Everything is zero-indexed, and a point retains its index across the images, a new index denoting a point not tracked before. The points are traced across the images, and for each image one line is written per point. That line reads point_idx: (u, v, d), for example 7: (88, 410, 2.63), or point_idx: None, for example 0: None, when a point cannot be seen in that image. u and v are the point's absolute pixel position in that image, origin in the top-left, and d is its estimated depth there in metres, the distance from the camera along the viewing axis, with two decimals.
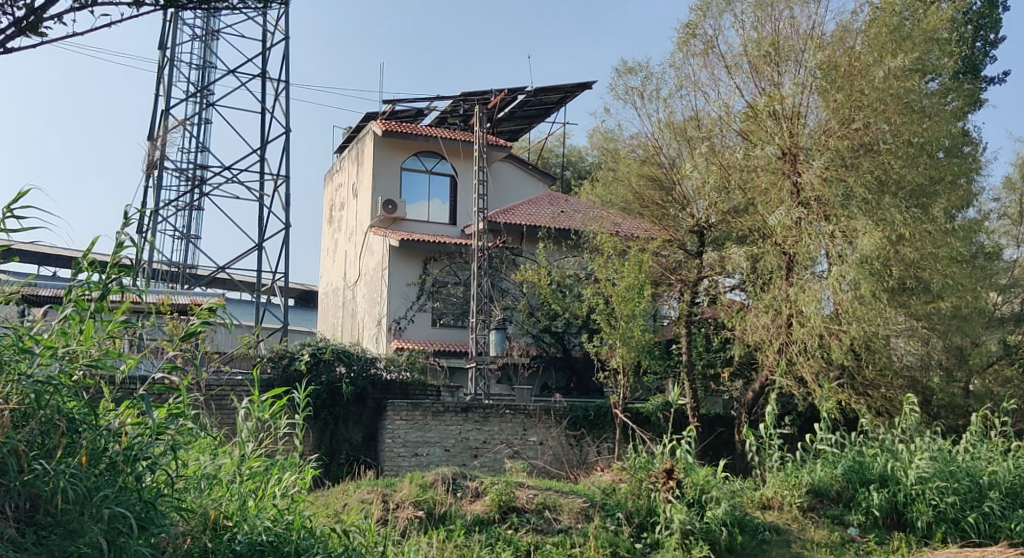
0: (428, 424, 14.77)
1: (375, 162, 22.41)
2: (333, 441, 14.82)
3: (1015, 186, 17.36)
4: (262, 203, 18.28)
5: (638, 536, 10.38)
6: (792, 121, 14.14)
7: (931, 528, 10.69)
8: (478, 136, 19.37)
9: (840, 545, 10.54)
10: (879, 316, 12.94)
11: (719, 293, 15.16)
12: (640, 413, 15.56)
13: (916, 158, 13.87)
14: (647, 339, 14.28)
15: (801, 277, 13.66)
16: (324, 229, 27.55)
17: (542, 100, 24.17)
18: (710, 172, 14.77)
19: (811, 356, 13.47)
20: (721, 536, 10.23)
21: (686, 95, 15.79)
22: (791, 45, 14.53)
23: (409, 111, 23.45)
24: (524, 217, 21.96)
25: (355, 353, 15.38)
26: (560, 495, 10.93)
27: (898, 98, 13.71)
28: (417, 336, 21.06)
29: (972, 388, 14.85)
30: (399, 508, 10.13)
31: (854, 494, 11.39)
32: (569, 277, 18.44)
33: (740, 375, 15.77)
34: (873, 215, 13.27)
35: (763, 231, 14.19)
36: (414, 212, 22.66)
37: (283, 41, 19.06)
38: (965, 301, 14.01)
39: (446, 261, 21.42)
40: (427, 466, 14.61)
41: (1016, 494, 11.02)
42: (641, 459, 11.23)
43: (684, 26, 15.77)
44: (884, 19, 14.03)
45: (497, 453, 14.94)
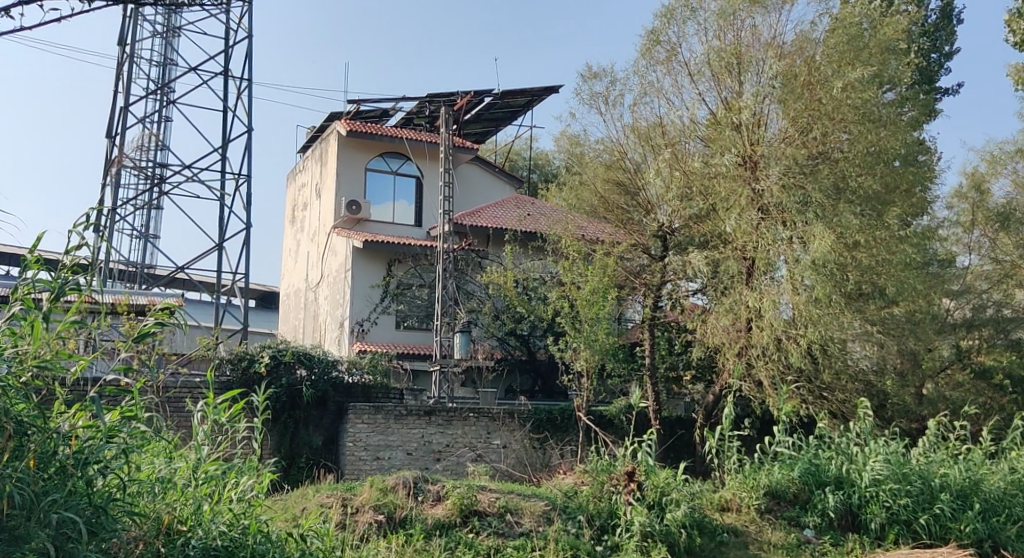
0: (390, 428, 14.73)
1: (340, 162, 22.32)
2: (292, 446, 14.68)
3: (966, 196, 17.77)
4: (223, 202, 18.07)
5: (598, 539, 10.42)
6: (753, 129, 14.38)
7: (884, 530, 10.85)
8: (444, 137, 19.31)
9: (796, 547, 10.69)
10: (834, 321, 13.17)
11: (681, 297, 15.34)
12: (603, 416, 15.71)
13: (871, 167, 14.07)
14: (610, 342, 14.28)
15: (761, 282, 13.85)
16: (286, 230, 27.37)
17: (509, 104, 24.26)
18: (674, 178, 14.97)
19: (769, 360, 13.71)
20: (680, 538, 10.34)
21: (650, 102, 15.93)
22: (752, 55, 14.78)
23: (374, 111, 23.40)
24: (490, 220, 22.10)
25: (315, 356, 15.29)
26: (521, 498, 10.96)
27: (856, 108, 13.88)
28: (380, 339, 21.00)
29: (925, 392, 15.05)
30: (359, 512, 10.09)
31: (810, 496, 11.55)
32: (535, 279, 18.52)
33: (701, 378, 15.78)
34: (830, 221, 13.49)
35: (724, 237, 14.40)
36: (378, 214, 22.56)
37: (245, 39, 18.92)
38: (919, 307, 14.20)
39: (410, 263, 21.36)
40: (388, 470, 14.55)
41: (967, 496, 11.20)
42: (603, 462, 11.30)
43: (649, 34, 15.88)
44: (844, 29, 14.33)
45: (459, 457, 14.95)
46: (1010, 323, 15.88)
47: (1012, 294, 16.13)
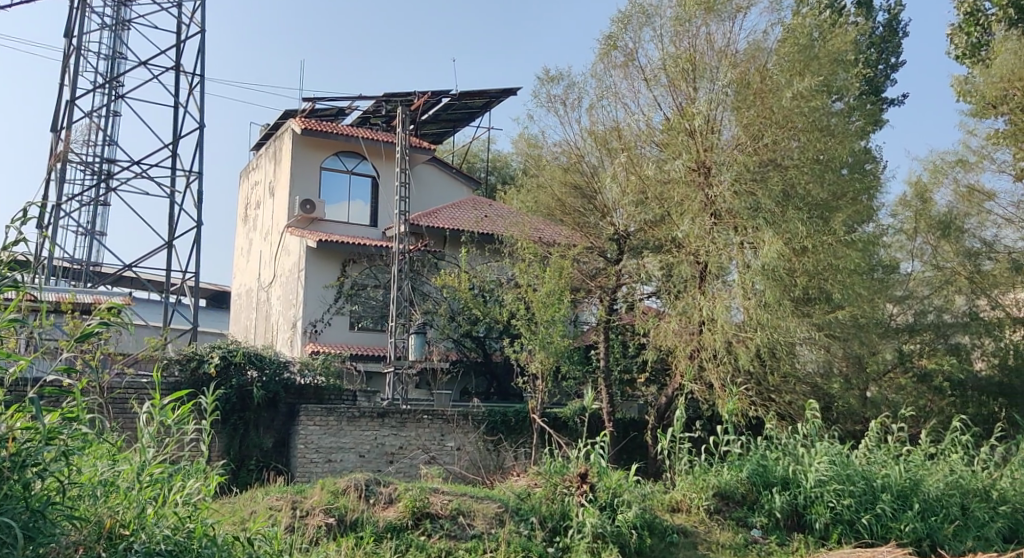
0: (343, 430, 14.65)
1: (294, 161, 22.14)
2: (242, 448, 14.53)
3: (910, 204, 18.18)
4: (173, 199, 17.83)
5: (550, 540, 10.47)
6: (706, 136, 14.53)
7: (828, 530, 11.06)
8: (400, 137, 19.22)
9: (744, 547, 10.87)
10: (782, 325, 13.42)
11: (636, 300, 15.46)
12: (557, 419, 15.81)
13: (820, 174, 14.29)
14: (565, 344, 14.29)
15: (713, 286, 14.10)
16: (238, 229, 27.08)
17: (467, 104, 24.19)
18: (629, 183, 15.11)
19: (720, 363, 13.93)
20: (631, 539, 10.45)
21: (607, 106, 16.05)
22: (706, 62, 14.95)
23: (330, 110, 23.30)
24: (446, 221, 22.10)
25: (267, 357, 15.14)
26: (474, 500, 10.95)
27: (805, 117, 14.20)
28: (334, 340, 20.90)
29: (869, 395, 15.25)
30: (310, 515, 10.05)
31: (757, 497, 11.73)
32: (491, 282, 18.57)
33: (654, 381, 15.98)
34: (779, 227, 13.77)
35: (677, 241, 14.58)
36: (333, 214, 22.42)
37: (198, 34, 18.71)
38: (863, 312, 14.22)
39: (365, 264, 21.26)
40: (340, 472, 14.48)
41: (907, 496, 11.36)
42: (556, 463, 11.38)
43: (606, 38, 16.03)
44: (795, 40, 14.64)
45: (413, 459, 14.95)
46: (950, 327, 16.18)
47: (952, 300, 16.50)
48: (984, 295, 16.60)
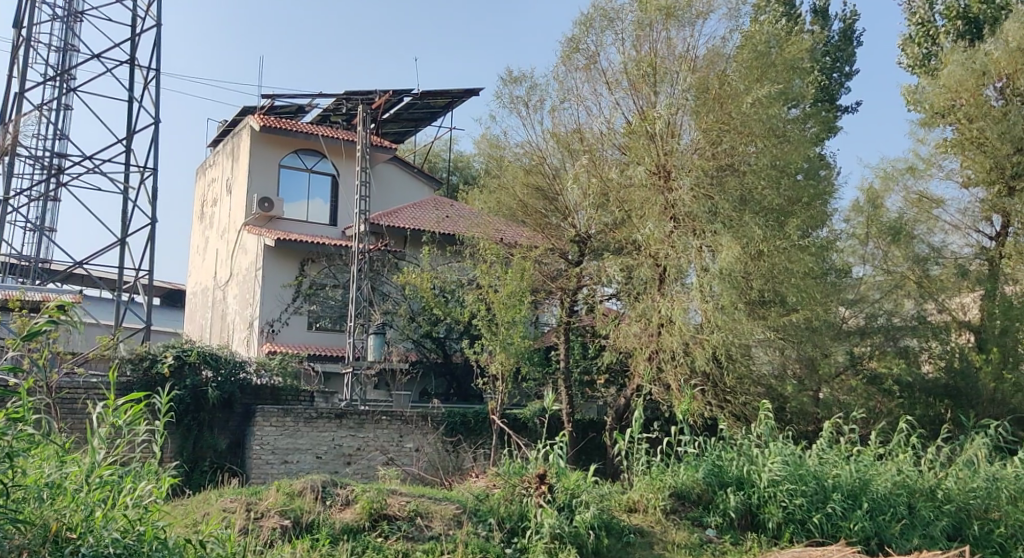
0: (300, 431, 14.55)
1: (253, 158, 21.92)
2: (195, 450, 14.36)
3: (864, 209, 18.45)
4: (126, 195, 17.57)
5: (508, 541, 10.50)
6: (667, 140, 14.59)
7: (780, 529, 11.23)
8: (360, 136, 19.01)
9: (699, 546, 10.98)
10: (738, 328, 13.58)
11: (596, 302, 15.49)
12: (517, 420, 15.83)
13: (776, 180, 14.46)
14: (526, 346, 14.32)
15: (672, 288, 14.18)
16: (194, 225, 26.77)
17: (429, 103, 24.15)
18: (591, 185, 15.17)
19: (678, 364, 14.06)
20: (589, 540, 10.47)
21: (569, 108, 16.13)
22: (667, 66, 15.02)
23: (289, 108, 23.08)
24: (408, 221, 22.06)
25: (223, 357, 14.97)
26: (431, 501, 10.92)
27: (763, 124, 14.39)
28: (291, 340, 20.73)
29: (821, 396, 15.49)
30: (265, 517, 9.99)
31: (712, 497, 11.84)
32: (452, 283, 18.62)
33: (614, 382, 16.08)
34: (736, 231, 13.93)
35: (637, 244, 14.70)
36: (292, 212, 22.25)
37: (153, 28, 18.46)
38: (817, 314, 14.55)
39: (324, 263, 21.13)
40: (296, 474, 14.39)
41: (857, 496, 11.46)
42: (515, 465, 11.43)
43: (568, 41, 16.09)
44: (753, 46, 14.86)
45: (370, 461, 14.91)
46: (900, 330, 16.43)
47: (900, 304, 16.85)
48: (931, 299, 16.88)
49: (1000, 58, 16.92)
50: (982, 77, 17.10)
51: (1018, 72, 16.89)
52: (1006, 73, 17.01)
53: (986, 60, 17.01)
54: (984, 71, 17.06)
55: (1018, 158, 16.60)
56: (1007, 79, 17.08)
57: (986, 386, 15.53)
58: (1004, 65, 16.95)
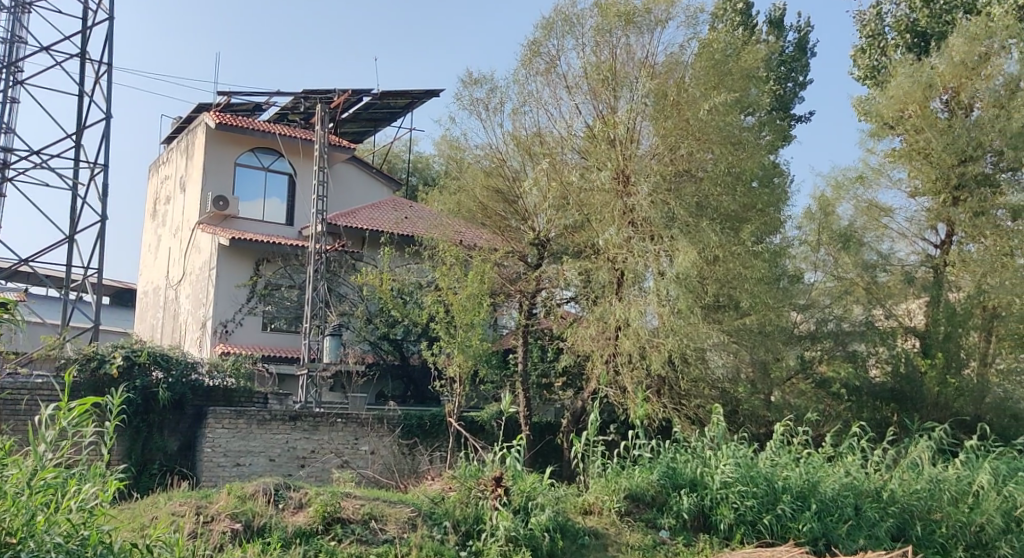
0: (252, 433, 14.40)
1: (207, 156, 21.63)
2: (144, 452, 14.14)
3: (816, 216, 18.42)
4: (75, 192, 17.24)
5: (463, 544, 10.48)
6: (626, 145, 14.73)
7: (732, 531, 11.35)
8: (319, 136, 18.84)
9: (652, 548, 11.06)
10: (694, 332, 13.68)
11: (555, 304, 15.57)
12: (474, 422, 15.83)
13: (732, 187, 14.76)
14: (484, 348, 14.28)
15: (629, 292, 14.27)
16: (145, 224, 26.36)
17: (388, 104, 24.08)
18: (551, 188, 15.21)
19: (635, 367, 14.16)
20: (543, 542, 10.49)
21: (529, 111, 16.15)
22: (626, 72, 15.21)
23: (246, 105, 22.84)
24: (365, 221, 21.92)
25: (174, 358, 14.75)
26: (386, 504, 10.85)
27: (719, 131, 14.58)
28: (245, 341, 20.49)
29: (772, 399, 15.69)
30: (215, 520, 9.86)
31: (666, 499, 11.92)
32: (411, 285, 18.59)
33: (571, 384, 16.12)
34: (693, 237, 14.05)
35: (596, 247, 14.79)
36: (247, 211, 22.01)
37: (105, 21, 18.16)
38: (769, 319, 14.81)
39: (279, 263, 20.85)
40: (248, 477, 14.22)
41: (806, 497, 11.61)
42: (471, 467, 11.40)
43: (529, 44, 16.13)
44: (710, 54, 15.05)
45: (325, 463, 14.76)
46: (849, 335, 16.52)
47: (849, 309, 16.81)
48: (878, 305, 17.17)
49: (944, 72, 17.48)
50: (929, 90, 17.53)
51: (963, 85, 17.39)
52: (950, 86, 17.54)
53: (931, 74, 17.52)
54: (930, 83, 17.51)
55: (961, 169, 17.00)
56: (952, 92, 17.61)
57: (930, 391, 16.01)
58: (948, 78, 17.49)
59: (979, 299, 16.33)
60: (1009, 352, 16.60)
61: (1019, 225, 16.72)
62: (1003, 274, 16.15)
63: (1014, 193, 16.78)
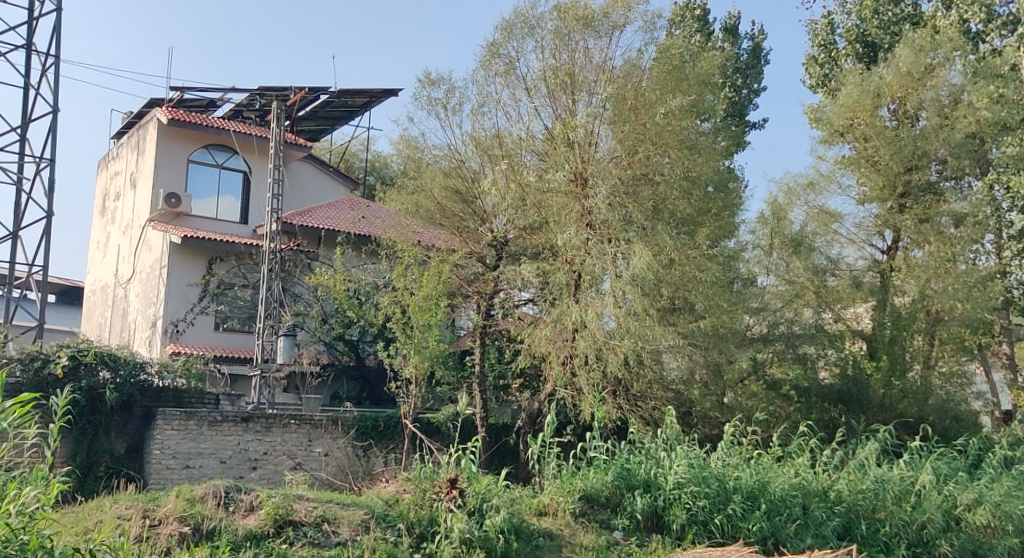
0: (202, 435, 14.18)
1: (159, 152, 21.26)
2: (90, 454, 13.83)
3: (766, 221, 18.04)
4: (20, 187, 16.86)
5: (417, 547, 10.42)
6: (584, 148, 14.75)
7: (684, 530, 11.44)
8: (275, 133, 18.63)
9: (605, 548, 11.09)
10: (649, 333, 13.85)
11: (512, 306, 15.57)
12: (430, 424, 15.78)
13: (687, 192, 14.94)
14: (440, 349, 14.17)
15: (586, 295, 14.30)
16: (94, 221, 25.86)
17: (346, 103, 23.94)
18: (509, 190, 15.16)
19: (591, 369, 14.17)
20: (498, 544, 10.44)
21: (488, 113, 16.12)
22: (584, 76, 15.26)
23: (199, 101, 22.52)
24: (321, 221, 21.70)
25: (122, 358, 14.48)
26: (339, 507, 10.74)
27: (676, 136, 14.77)
28: (196, 341, 20.20)
29: (725, 401, 15.86)
30: (163, 524, 9.69)
31: (621, 500, 11.96)
32: (367, 285, 18.45)
33: (528, 386, 16.11)
34: (649, 241, 14.18)
35: (554, 249, 14.82)
36: (200, 209, 21.72)
37: (52, 13, 17.80)
38: (722, 322, 14.86)
39: (233, 262, 20.67)
40: (198, 479, 14.01)
41: (756, 497, 11.73)
42: (426, 469, 11.31)
43: (488, 46, 16.10)
44: (668, 59, 15.24)
45: (277, 465, 14.59)
46: (798, 337, 16.82)
47: (800, 313, 17.10)
48: (827, 308, 17.44)
49: (892, 81, 17.77)
50: (877, 98, 17.83)
51: (909, 95, 17.68)
52: (898, 95, 17.80)
53: (879, 83, 17.83)
54: (878, 92, 17.81)
55: (907, 176, 17.40)
56: (898, 102, 17.86)
57: (875, 393, 16.25)
58: (896, 88, 17.77)
59: (922, 303, 16.73)
60: (951, 356, 16.92)
61: (961, 232, 17.21)
62: (947, 279, 16.72)
63: (957, 202, 17.35)
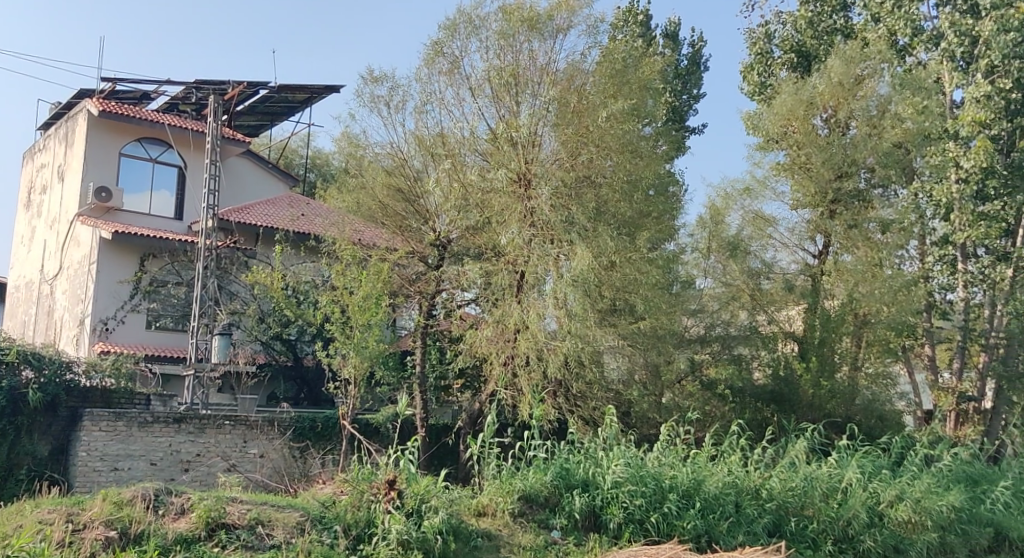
0: (132, 436, 13.80)
1: (89, 144, 20.62)
2: (11, 456, 13.40)
3: (703, 223, 18.44)
4: None
5: (354, 548, 10.28)
6: (527, 148, 14.79)
7: (621, 529, 11.48)
8: (212, 128, 18.21)
9: (543, 548, 11.08)
10: (590, 336, 13.92)
11: (454, 307, 15.48)
12: (369, 425, 15.63)
13: (629, 195, 15.04)
14: (380, 350, 13.96)
15: (529, 296, 14.27)
16: (19, 214, 25.05)
17: (286, 98, 23.58)
18: (452, 189, 15.04)
19: (531, 370, 14.14)
20: (436, 544, 10.32)
21: (432, 111, 16.00)
22: (528, 77, 15.22)
23: (133, 93, 21.99)
24: (259, 218, 21.30)
25: (47, 357, 14.04)
26: (275, 509, 10.52)
27: (618, 139, 14.87)
28: (127, 340, 19.69)
29: (663, 401, 16.05)
30: (87, 528, 9.39)
31: (559, 499, 11.95)
32: (306, 283, 18.14)
33: (469, 387, 16.03)
34: (591, 242, 14.25)
35: (497, 249, 14.79)
36: (133, 204, 21.17)
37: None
38: (661, 324, 15.08)
39: (167, 259, 20.18)
40: (127, 482, 13.64)
41: (690, 495, 11.82)
42: (364, 470, 11.17)
43: (432, 44, 16.02)
44: (611, 63, 15.34)
45: (210, 467, 14.28)
46: (733, 339, 17.20)
47: (735, 315, 17.48)
48: (761, 311, 17.65)
49: (824, 91, 18.11)
50: (810, 107, 18.17)
51: (840, 105, 18.06)
52: (830, 105, 18.16)
53: (812, 92, 18.18)
54: (811, 101, 18.16)
55: (838, 184, 17.75)
56: (831, 111, 18.21)
57: (804, 393, 16.51)
58: (827, 97, 18.12)
59: (850, 306, 17.13)
60: (877, 357, 17.27)
61: (887, 238, 17.65)
62: (873, 283, 17.08)
63: (884, 209, 17.69)
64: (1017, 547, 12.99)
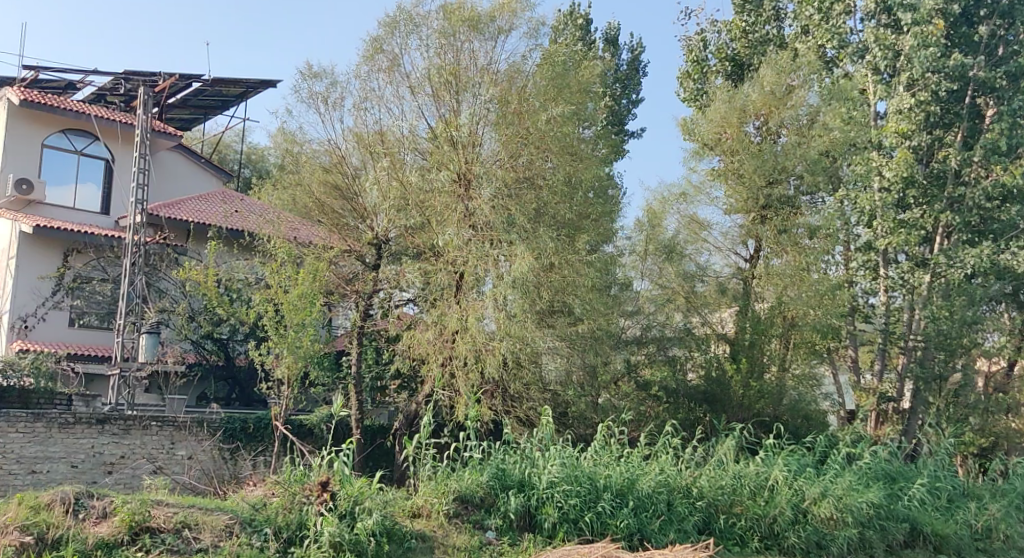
0: (52, 438, 13.32)
1: (9, 134, 19.85)
2: None
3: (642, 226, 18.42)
4: None
5: (284, 552, 10.02)
6: (466, 148, 14.70)
7: (555, 529, 11.43)
8: (141, 120, 17.69)
9: (477, 548, 10.96)
10: (529, 337, 13.92)
11: (392, 306, 15.20)
12: (302, 426, 15.37)
13: (569, 196, 14.98)
14: (314, 349, 13.71)
15: (468, 297, 14.15)
16: None
17: (220, 92, 23.09)
18: (391, 188, 14.83)
19: (469, 371, 13.93)
20: (368, 546, 10.12)
21: (371, 109, 15.79)
22: (469, 77, 15.12)
23: (58, 83, 21.29)
24: (190, 214, 20.78)
25: None
26: (202, 512, 10.18)
27: (557, 141, 14.91)
28: (47, 338, 19.00)
29: (599, 401, 16.05)
30: (1, 534, 9.12)
31: (495, 500, 11.84)
32: (239, 280, 17.68)
33: (406, 387, 15.55)
34: (531, 243, 14.29)
35: (435, 249, 14.61)
36: (56, 197, 20.49)
37: None
38: (599, 325, 15.02)
39: (91, 255, 19.54)
40: (45, 485, 13.14)
41: (624, 494, 11.84)
42: (296, 473, 10.94)
43: (370, 41, 15.82)
44: (551, 66, 15.27)
45: (135, 470, 13.86)
46: (669, 340, 17.34)
47: (671, 316, 17.55)
48: (695, 313, 17.89)
49: (756, 100, 18.28)
50: (743, 115, 18.43)
51: (770, 113, 18.28)
52: (761, 113, 18.37)
53: (745, 100, 18.41)
54: (744, 109, 18.41)
55: (768, 191, 17.95)
56: (762, 118, 18.44)
57: (735, 393, 16.99)
58: (759, 106, 18.30)
59: (779, 309, 17.37)
60: (803, 358, 17.51)
61: (814, 243, 17.94)
62: (802, 287, 17.27)
63: (811, 215, 18.03)
64: (931, 541, 13.31)
